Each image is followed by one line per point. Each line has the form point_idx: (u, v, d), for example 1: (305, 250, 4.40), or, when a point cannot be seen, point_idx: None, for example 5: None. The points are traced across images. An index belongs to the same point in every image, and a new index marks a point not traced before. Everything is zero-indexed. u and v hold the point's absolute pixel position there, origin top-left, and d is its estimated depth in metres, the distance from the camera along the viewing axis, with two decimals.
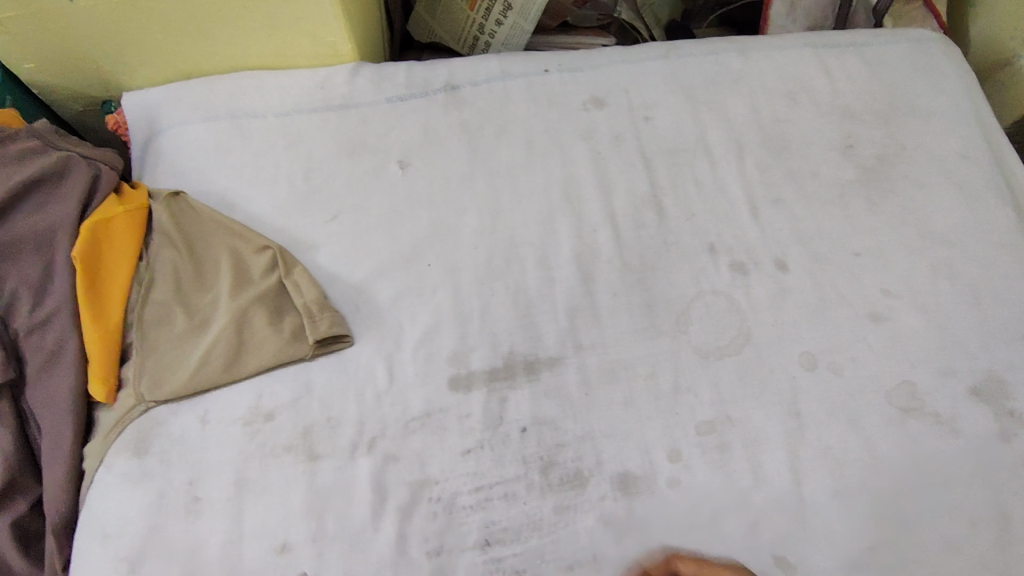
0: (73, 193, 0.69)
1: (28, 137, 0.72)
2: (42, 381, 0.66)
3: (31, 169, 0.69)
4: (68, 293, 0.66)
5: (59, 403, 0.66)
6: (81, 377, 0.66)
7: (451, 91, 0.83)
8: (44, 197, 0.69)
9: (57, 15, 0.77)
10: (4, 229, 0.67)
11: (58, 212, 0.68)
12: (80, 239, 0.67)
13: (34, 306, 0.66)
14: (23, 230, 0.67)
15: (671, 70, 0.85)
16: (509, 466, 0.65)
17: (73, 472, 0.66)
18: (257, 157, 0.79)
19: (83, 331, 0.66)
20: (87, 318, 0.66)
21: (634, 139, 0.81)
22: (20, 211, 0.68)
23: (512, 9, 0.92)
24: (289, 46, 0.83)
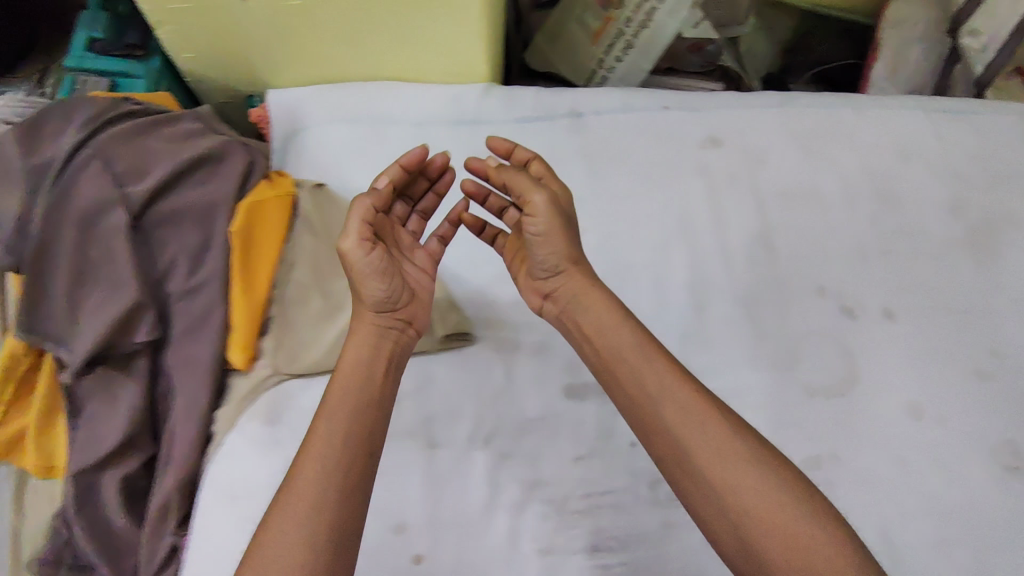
0: (234, 178, 0.74)
1: (189, 119, 0.78)
2: (184, 342, 0.71)
3: (198, 148, 0.74)
4: (222, 266, 0.71)
5: (197, 364, 0.70)
6: (221, 344, 0.70)
7: (575, 118, 0.88)
8: (205, 175, 0.74)
9: (230, 13, 0.82)
10: (171, 200, 0.71)
11: (221, 193, 0.73)
12: (238, 215, 0.72)
13: (191, 274, 0.71)
14: (188, 203, 0.71)
15: (785, 119, 0.89)
16: (618, 478, 0.68)
17: (201, 435, 0.69)
18: (393, 161, 0.85)
19: (230, 299, 0.70)
20: (237, 288, 0.70)
21: (749, 180, 0.85)
22: (185, 186, 0.72)
23: (633, 48, 0.97)
24: (430, 63, 0.88)
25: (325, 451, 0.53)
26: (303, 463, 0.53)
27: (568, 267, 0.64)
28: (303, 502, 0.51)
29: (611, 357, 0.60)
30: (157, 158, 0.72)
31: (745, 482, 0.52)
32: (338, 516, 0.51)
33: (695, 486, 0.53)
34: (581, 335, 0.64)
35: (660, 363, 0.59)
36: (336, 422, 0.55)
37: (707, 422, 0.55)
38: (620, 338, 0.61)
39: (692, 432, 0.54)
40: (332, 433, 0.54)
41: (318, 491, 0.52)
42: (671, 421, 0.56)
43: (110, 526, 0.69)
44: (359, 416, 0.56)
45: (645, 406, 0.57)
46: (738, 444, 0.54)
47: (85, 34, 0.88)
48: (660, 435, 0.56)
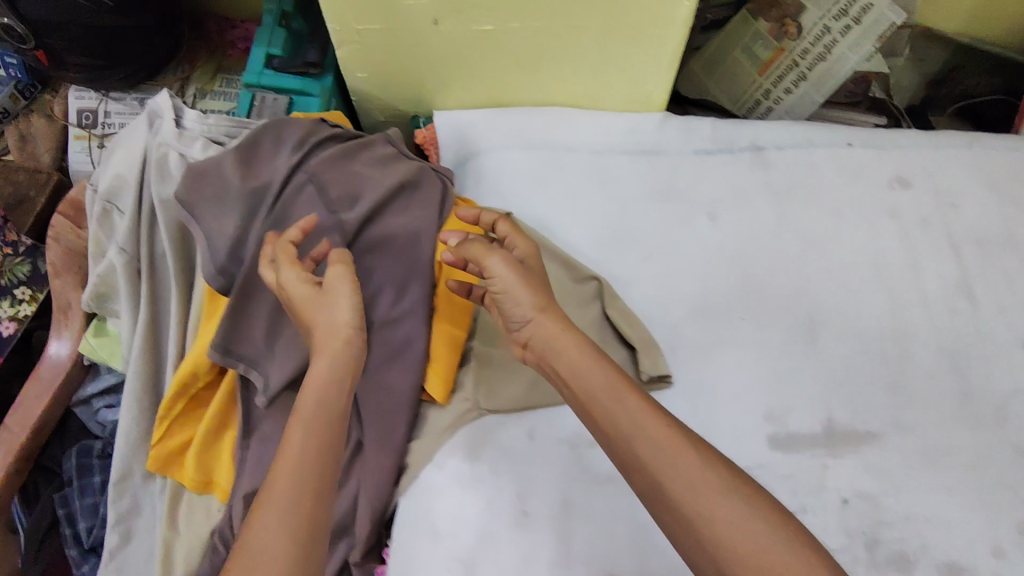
0: (434, 207, 0.73)
1: (383, 142, 0.76)
2: (380, 369, 0.70)
3: (400, 174, 0.73)
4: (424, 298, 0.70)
5: (395, 393, 0.69)
6: (421, 374, 0.69)
7: (756, 152, 0.86)
8: (406, 202, 0.73)
9: (417, 34, 0.82)
10: (379, 226, 0.71)
11: (422, 223, 0.72)
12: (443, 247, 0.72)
13: (394, 302, 0.70)
14: (394, 230, 0.71)
15: (975, 160, 0.86)
16: (832, 537, 0.66)
17: (395, 466, 0.68)
18: (575, 189, 0.83)
19: (435, 329, 0.71)
20: (445, 321, 0.71)
21: (941, 224, 0.82)
22: (389, 212, 0.72)
23: (805, 80, 0.95)
24: (608, 90, 0.87)
25: (300, 465, 0.49)
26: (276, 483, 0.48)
27: (538, 315, 0.61)
28: (297, 523, 0.46)
29: (582, 395, 0.57)
30: (365, 184, 0.71)
31: (721, 516, 0.49)
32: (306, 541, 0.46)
33: (674, 519, 0.50)
34: (558, 379, 0.60)
35: (636, 397, 0.55)
36: (309, 440, 0.50)
37: (700, 462, 0.51)
38: (595, 376, 0.57)
39: (685, 465, 0.51)
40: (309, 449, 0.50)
41: (303, 510, 0.47)
42: (671, 459, 0.51)
43: None
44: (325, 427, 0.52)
45: (618, 441, 0.54)
46: (710, 476, 0.50)
47: (262, 50, 0.88)
48: (637, 471, 0.53)
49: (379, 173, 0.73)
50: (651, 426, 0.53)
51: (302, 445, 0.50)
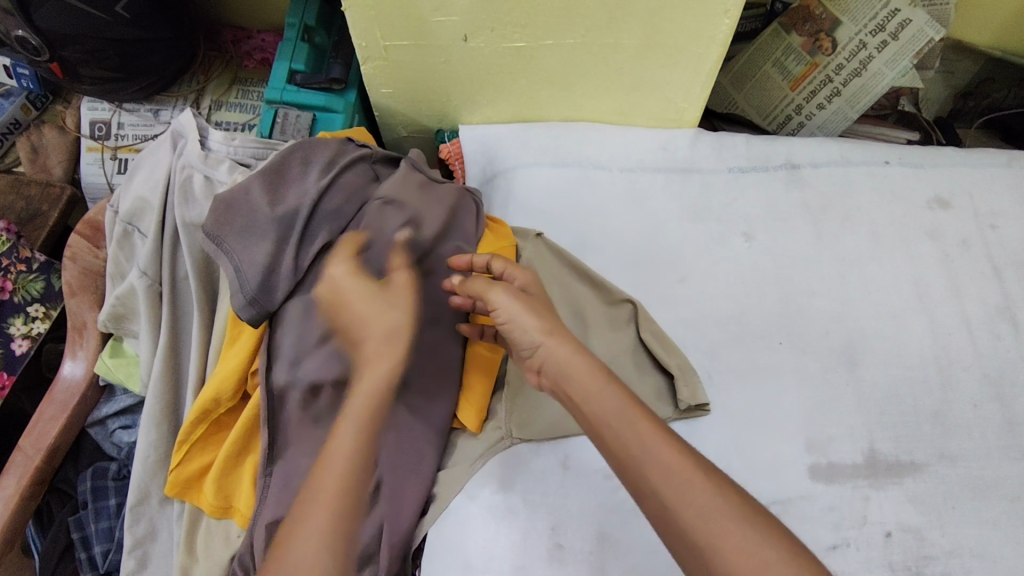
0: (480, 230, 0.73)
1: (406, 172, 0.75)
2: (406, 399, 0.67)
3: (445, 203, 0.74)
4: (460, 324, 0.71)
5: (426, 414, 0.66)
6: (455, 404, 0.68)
7: (791, 170, 0.84)
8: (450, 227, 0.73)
9: (446, 49, 0.80)
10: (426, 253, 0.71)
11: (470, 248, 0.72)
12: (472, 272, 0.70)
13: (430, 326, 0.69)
14: (444, 256, 0.72)
15: (1016, 180, 0.84)
16: (876, 572, 0.64)
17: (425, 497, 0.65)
18: (606, 208, 0.81)
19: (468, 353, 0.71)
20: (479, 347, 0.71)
21: (982, 247, 0.80)
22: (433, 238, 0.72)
23: (840, 96, 0.92)
24: (640, 107, 0.85)
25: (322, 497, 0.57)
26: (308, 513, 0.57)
27: (546, 339, 0.58)
28: (313, 540, 0.55)
29: (593, 419, 0.54)
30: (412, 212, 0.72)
31: (730, 545, 0.46)
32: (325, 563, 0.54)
33: (685, 547, 0.48)
34: (563, 397, 0.57)
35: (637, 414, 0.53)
36: (327, 474, 0.59)
37: (704, 486, 0.49)
38: (601, 397, 0.54)
39: (681, 485, 0.49)
40: (323, 486, 0.58)
41: (321, 528, 0.56)
42: (660, 483, 0.50)
43: None
44: (356, 459, 0.61)
45: (629, 467, 0.51)
46: (718, 503, 0.48)
47: (285, 65, 0.86)
48: (649, 499, 0.50)
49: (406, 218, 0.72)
50: (661, 452, 0.51)
51: (325, 478, 0.59)
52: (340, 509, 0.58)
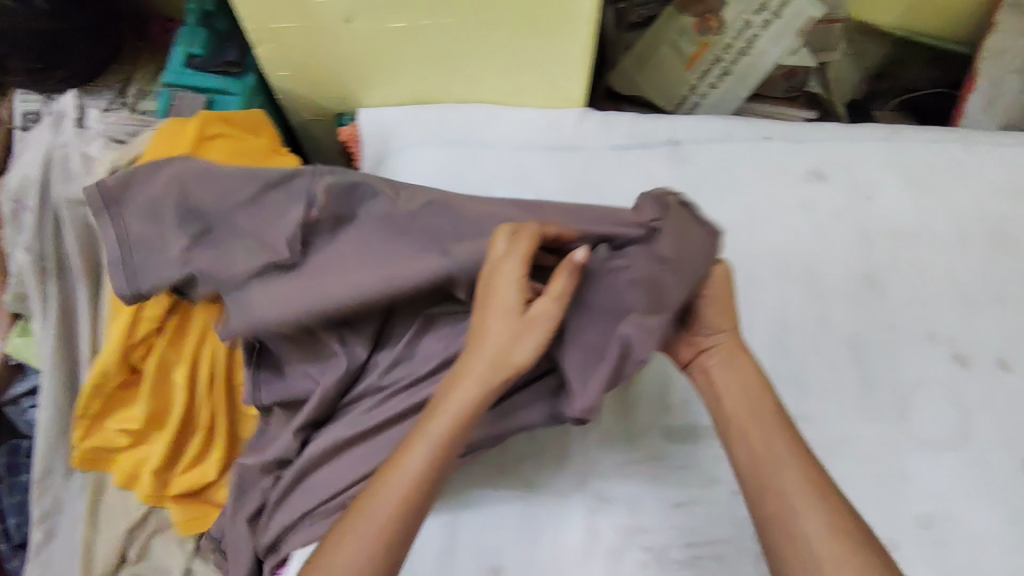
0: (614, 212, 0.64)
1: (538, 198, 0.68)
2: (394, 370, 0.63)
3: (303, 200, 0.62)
4: None
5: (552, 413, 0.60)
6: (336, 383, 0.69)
7: (673, 146, 0.86)
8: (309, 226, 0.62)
9: (331, 31, 0.82)
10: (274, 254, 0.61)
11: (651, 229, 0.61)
12: None
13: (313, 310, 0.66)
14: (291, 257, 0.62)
15: (895, 152, 0.85)
16: (721, 527, 0.66)
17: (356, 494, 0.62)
18: (490, 185, 0.83)
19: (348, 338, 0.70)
20: None
21: (855, 217, 0.81)
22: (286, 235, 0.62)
23: (729, 75, 0.95)
24: (526, 87, 0.87)
25: (419, 474, 0.51)
26: (393, 477, 0.51)
27: (731, 328, 0.60)
28: (388, 507, 0.50)
29: (724, 413, 0.57)
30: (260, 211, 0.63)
31: (827, 563, 0.49)
32: (392, 538, 0.49)
33: (776, 537, 0.51)
34: (716, 407, 0.58)
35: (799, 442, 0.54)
36: (427, 460, 0.51)
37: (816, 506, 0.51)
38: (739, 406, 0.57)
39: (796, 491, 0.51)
40: (418, 467, 0.51)
41: (400, 496, 0.50)
42: (794, 500, 0.51)
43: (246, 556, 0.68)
44: (444, 441, 0.52)
45: (761, 466, 0.53)
46: (824, 524, 0.50)
47: (182, 51, 0.90)
48: (772, 504, 0.52)
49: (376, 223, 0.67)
50: (777, 443, 0.54)
51: (419, 459, 0.51)
52: (424, 479, 0.51)
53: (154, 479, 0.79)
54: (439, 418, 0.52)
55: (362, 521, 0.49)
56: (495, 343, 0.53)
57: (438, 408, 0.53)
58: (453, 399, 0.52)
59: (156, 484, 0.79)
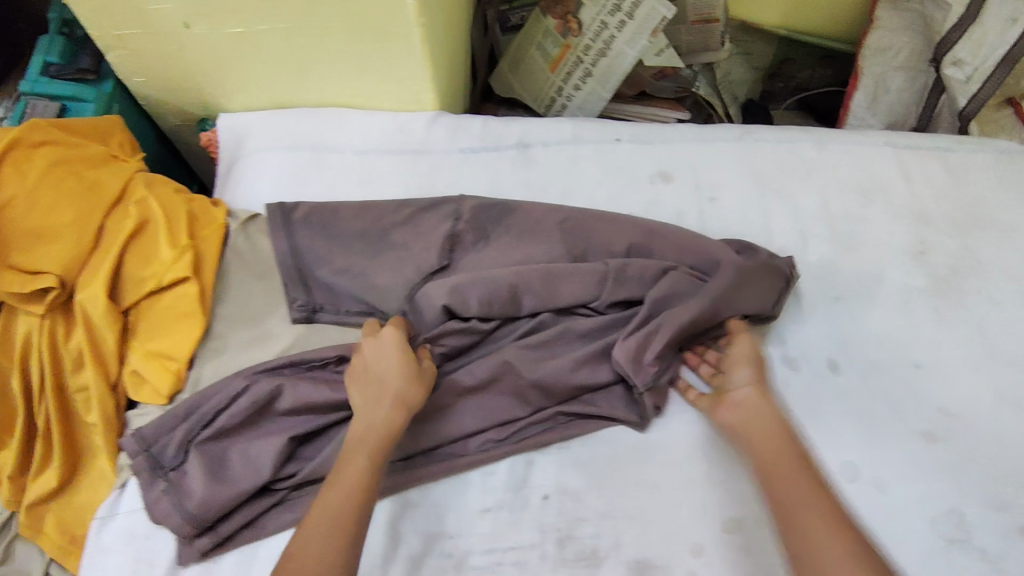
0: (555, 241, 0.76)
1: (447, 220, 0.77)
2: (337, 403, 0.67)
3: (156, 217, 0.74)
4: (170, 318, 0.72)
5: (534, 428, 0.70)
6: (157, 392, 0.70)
7: (521, 149, 0.86)
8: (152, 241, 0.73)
9: (174, 37, 0.81)
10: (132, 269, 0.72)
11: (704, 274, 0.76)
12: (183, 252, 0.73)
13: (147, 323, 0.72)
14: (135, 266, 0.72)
15: (743, 154, 0.86)
16: (525, 533, 0.65)
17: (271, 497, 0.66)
18: (333, 189, 0.84)
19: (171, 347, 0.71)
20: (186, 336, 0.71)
21: (696, 220, 0.81)
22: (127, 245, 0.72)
23: (592, 76, 0.94)
24: (377, 91, 0.87)
25: (361, 476, 0.57)
26: (337, 485, 0.57)
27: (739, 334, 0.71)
28: (343, 513, 0.55)
29: (773, 464, 0.59)
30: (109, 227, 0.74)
31: None
32: (348, 536, 0.54)
33: None
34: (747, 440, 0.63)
35: (796, 450, 0.59)
36: (368, 462, 0.58)
37: (845, 529, 0.52)
38: (769, 439, 0.60)
39: (818, 523, 0.53)
40: (362, 474, 0.57)
41: (341, 507, 0.55)
42: (818, 514, 0.54)
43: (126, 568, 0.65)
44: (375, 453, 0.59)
45: (803, 507, 0.54)
46: (847, 552, 0.51)
47: (39, 59, 0.89)
48: (791, 533, 0.54)
49: (359, 251, 0.75)
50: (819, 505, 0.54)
51: (357, 464, 0.58)
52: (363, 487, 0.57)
53: (8, 486, 0.74)
54: (371, 422, 0.61)
55: (315, 524, 0.54)
56: (395, 388, 0.62)
57: (358, 437, 0.60)
58: (369, 427, 0.60)
59: (12, 491, 0.75)
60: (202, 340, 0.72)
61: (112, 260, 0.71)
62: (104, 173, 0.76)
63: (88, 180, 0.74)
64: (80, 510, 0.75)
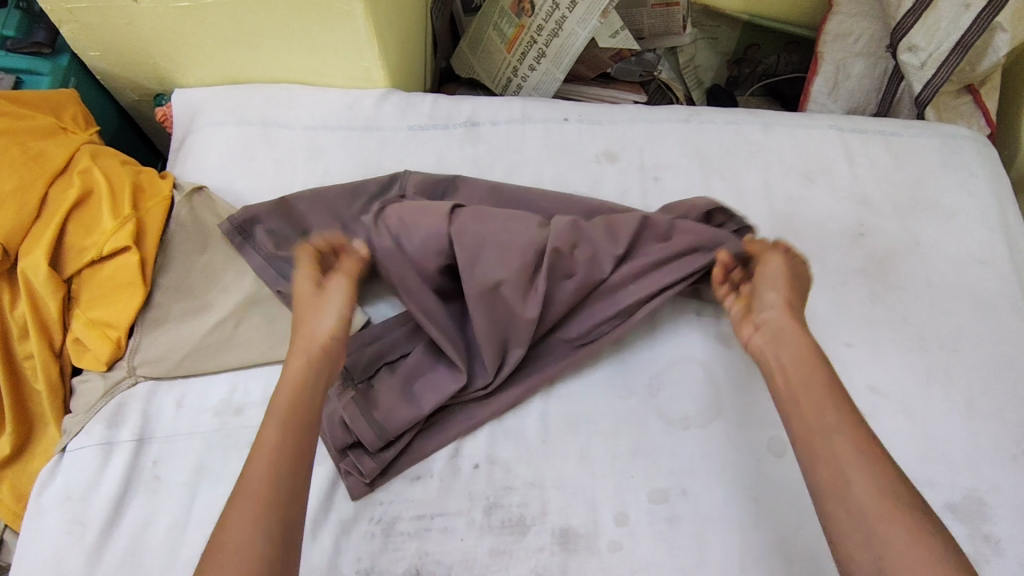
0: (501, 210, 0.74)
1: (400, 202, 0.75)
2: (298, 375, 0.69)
3: (101, 187, 0.75)
4: (112, 286, 0.73)
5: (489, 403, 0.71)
6: (96, 358, 0.71)
7: (470, 127, 0.86)
8: (95, 214, 0.74)
9: (124, 10, 0.82)
10: (80, 238, 0.73)
11: (653, 243, 0.74)
12: (126, 222, 0.74)
13: (91, 292, 0.73)
14: (82, 238, 0.73)
15: (690, 135, 0.86)
16: (453, 500, 0.66)
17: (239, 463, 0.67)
18: (279, 163, 0.84)
19: (111, 315, 0.72)
20: (127, 304, 0.72)
21: (639, 198, 0.82)
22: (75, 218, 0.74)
23: (545, 57, 0.95)
24: (326, 67, 0.87)
25: (276, 442, 0.56)
26: (255, 458, 0.56)
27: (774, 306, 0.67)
28: (261, 479, 0.54)
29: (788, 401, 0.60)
30: (53, 197, 0.74)
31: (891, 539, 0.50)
32: (271, 503, 0.53)
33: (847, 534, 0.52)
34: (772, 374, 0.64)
35: (821, 378, 0.60)
36: (282, 427, 0.57)
37: (878, 472, 0.54)
38: (816, 376, 0.60)
39: (857, 470, 0.54)
40: (272, 443, 0.56)
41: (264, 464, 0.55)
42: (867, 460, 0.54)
43: (82, 530, 0.65)
44: (296, 404, 0.59)
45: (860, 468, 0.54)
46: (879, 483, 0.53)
47: None
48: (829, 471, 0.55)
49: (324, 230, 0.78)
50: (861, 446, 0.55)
51: (272, 431, 0.57)
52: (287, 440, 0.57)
53: None
54: (286, 383, 0.61)
55: (239, 499, 0.53)
56: (309, 340, 0.64)
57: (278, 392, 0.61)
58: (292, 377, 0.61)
59: None
60: (143, 308, 0.73)
61: (54, 228, 0.72)
62: (50, 144, 0.77)
63: (33, 150, 0.75)
64: (32, 475, 0.76)
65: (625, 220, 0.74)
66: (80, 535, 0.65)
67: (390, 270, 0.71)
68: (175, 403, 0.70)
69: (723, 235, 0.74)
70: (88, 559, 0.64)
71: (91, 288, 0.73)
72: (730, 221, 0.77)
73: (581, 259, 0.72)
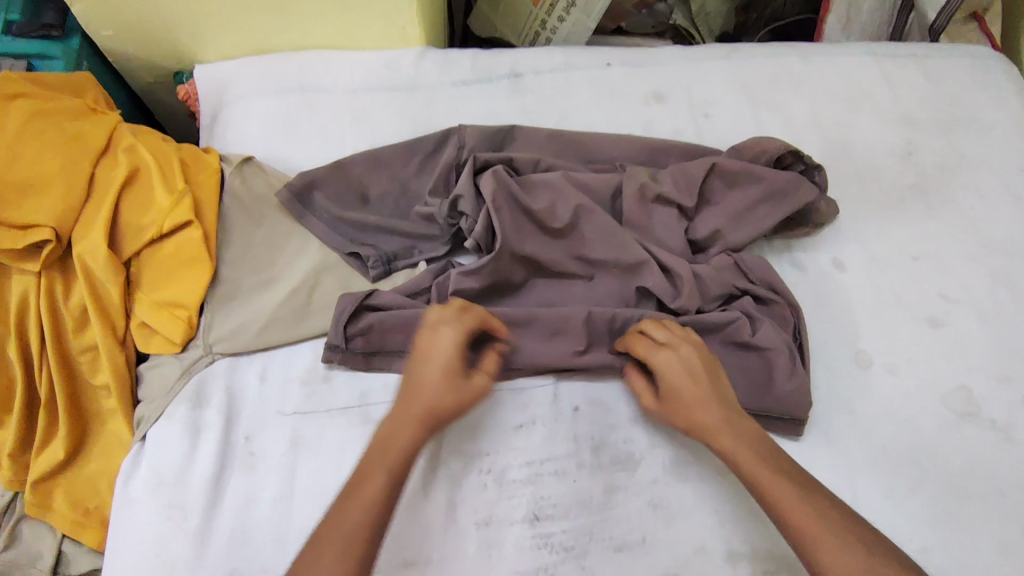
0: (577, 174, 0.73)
1: (489, 179, 0.70)
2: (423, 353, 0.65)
3: (149, 165, 0.72)
4: (177, 266, 0.70)
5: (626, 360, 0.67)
6: (171, 339, 0.69)
7: (514, 79, 0.85)
8: (147, 193, 0.71)
9: None
10: (136, 220, 0.70)
11: (725, 188, 0.74)
12: (183, 197, 0.71)
13: (154, 274, 0.70)
14: (139, 219, 0.70)
15: (732, 70, 0.87)
16: (560, 443, 0.66)
17: (345, 429, 0.66)
18: (325, 131, 0.82)
19: (179, 294, 0.69)
20: (194, 282, 0.70)
21: (693, 134, 0.83)
22: (127, 200, 0.71)
23: (575, 6, 0.95)
24: (360, 28, 0.85)
25: (376, 492, 0.54)
26: (350, 509, 0.53)
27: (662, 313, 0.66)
28: (357, 533, 0.52)
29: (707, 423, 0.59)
30: (100, 179, 0.71)
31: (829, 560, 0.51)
32: (367, 544, 0.52)
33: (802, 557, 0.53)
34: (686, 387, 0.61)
35: (708, 411, 0.60)
36: (390, 478, 0.55)
37: (822, 510, 0.54)
38: (695, 391, 0.60)
39: (793, 504, 0.54)
40: (379, 493, 0.54)
41: (362, 518, 0.53)
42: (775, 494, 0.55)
43: (182, 513, 0.63)
44: (397, 471, 0.55)
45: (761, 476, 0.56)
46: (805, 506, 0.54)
47: None
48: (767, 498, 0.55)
49: (388, 195, 0.76)
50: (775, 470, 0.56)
51: (380, 485, 0.54)
52: (384, 507, 0.54)
53: (13, 463, 0.69)
54: (403, 432, 0.57)
55: (330, 549, 0.51)
56: (427, 389, 0.59)
57: (382, 444, 0.57)
58: (391, 435, 0.57)
59: (19, 468, 0.70)
60: (211, 284, 0.71)
61: (108, 209, 0.69)
62: (86, 122, 0.73)
63: (72, 130, 0.71)
64: (89, 478, 0.70)
65: (693, 165, 0.73)
66: (182, 519, 0.63)
67: (485, 231, 0.69)
68: (264, 378, 0.69)
69: (795, 183, 0.73)
70: (194, 541, 0.62)
71: (155, 270, 0.70)
72: (798, 162, 0.75)
73: (663, 199, 0.72)
